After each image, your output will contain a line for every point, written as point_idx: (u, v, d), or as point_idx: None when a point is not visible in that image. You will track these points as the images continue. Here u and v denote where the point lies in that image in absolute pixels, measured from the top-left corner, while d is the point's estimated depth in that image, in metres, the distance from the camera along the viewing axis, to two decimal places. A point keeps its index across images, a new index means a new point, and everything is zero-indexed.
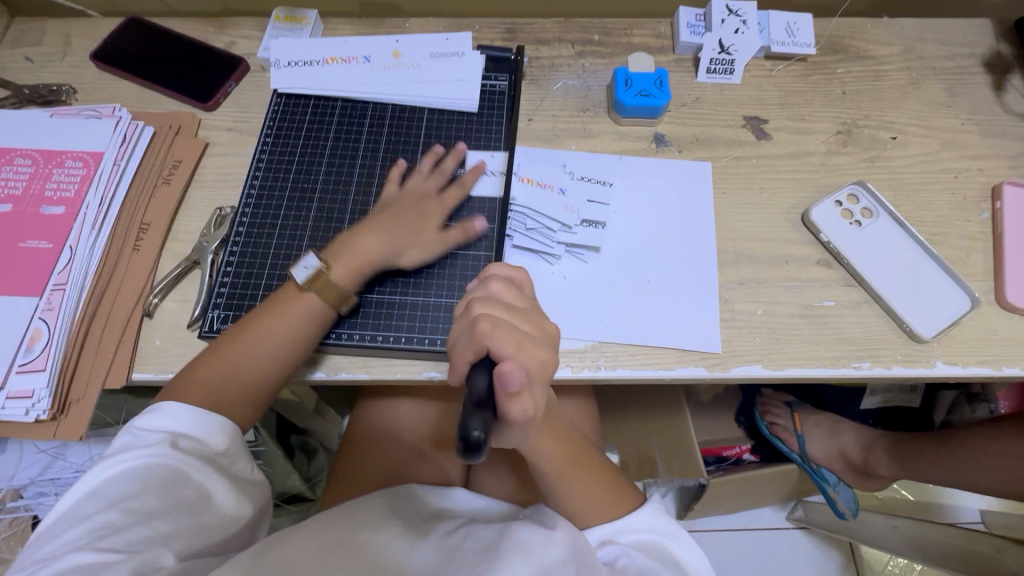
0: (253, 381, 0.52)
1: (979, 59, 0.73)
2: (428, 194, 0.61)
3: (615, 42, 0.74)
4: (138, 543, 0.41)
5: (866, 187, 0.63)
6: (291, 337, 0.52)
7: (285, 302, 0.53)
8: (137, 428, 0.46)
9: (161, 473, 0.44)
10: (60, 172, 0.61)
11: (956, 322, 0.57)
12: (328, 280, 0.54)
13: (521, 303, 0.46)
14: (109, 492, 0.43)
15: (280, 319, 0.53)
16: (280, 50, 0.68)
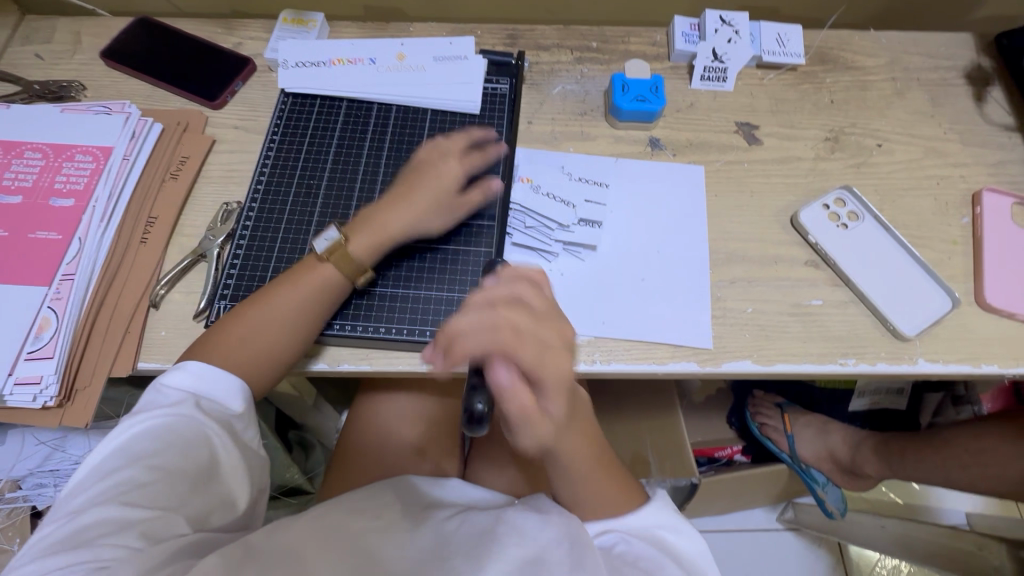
0: (272, 350, 0.53)
1: (961, 71, 0.76)
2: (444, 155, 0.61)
3: (613, 49, 0.76)
4: (156, 502, 0.44)
5: (852, 191, 0.66)
6: (310, 307, 0.54)
7: (307, 272, 0.55)
8: (161, 388, 0.49)
9: (182, 435, 0.47)
10: (70, 165, 0.63)
11: (938, 321, 0.60)
12: (345, 250, 0.55)
13: (544, 306, 0.45)
14: (135, 448, 0.46)
15: (301, 289, 0.54)
16: (289, 51, 0.70)
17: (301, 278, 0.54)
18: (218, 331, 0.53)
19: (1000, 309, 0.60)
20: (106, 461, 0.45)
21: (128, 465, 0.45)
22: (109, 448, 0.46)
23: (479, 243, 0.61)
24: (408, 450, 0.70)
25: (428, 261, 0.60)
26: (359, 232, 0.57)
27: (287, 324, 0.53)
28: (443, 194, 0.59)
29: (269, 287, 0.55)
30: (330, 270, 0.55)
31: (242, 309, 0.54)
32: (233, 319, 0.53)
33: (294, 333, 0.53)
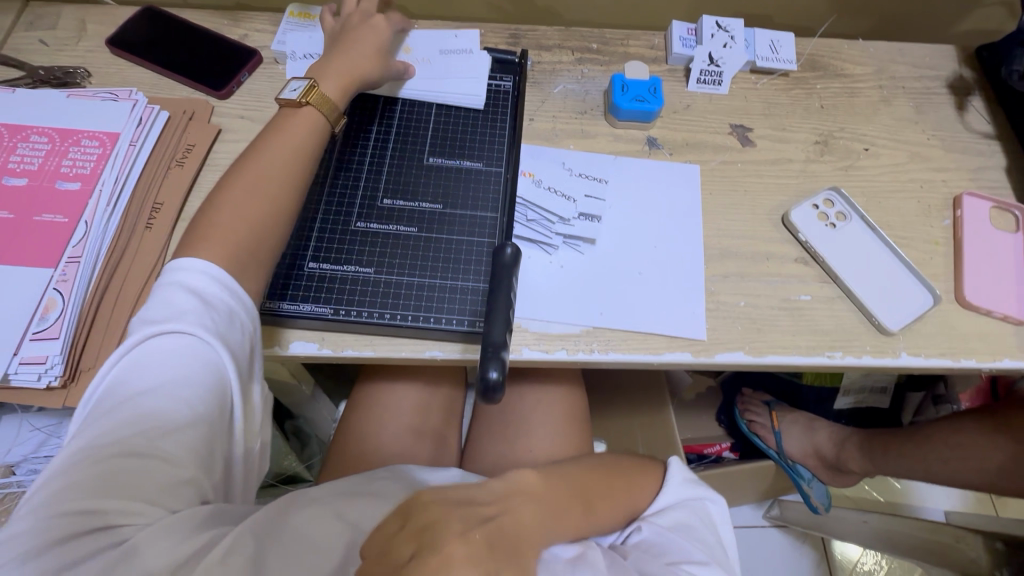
0: (272, 197, 0.53)
1: (944, 81, 0.79)
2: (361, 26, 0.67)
3: (612, 51, 0.78)
4: (165, 435, 0.41)
5: (840, 192, 0.68)
6: (301, 151, 0.56)
7: (291, 121, 0.57)
8: (164, 303, 0.45)
9: (184, 362, 0.44)
10: (76, 150, 0.63)
11: (919, 317, 0.63)
12: (319, 93, 0.59)
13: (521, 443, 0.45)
14: (146, 377, 0.43)
15: (286, 137, 0.56)
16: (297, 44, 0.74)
17: (284, 130, 0.57)
18: (207, 207, 0.52)
19: (978, 307, 0.63)
20: (114, 393, 0.43)
21: (136, 395, 0.42)
22: (116, 379, 0.44)
23: (483, 234, 0.63)
24: (406, 436, 0.71)
25: (433, 250, 0.62)
26: (326, 80, 0.61)
27: (277, 170, 0.54)
28: (380, 49, 0.65)
29: (253, 148, 0.56)
30: (311, 112, 0.59)
31: (230, 177, 0.53)
32: (223, 186, 0.53)
33: (288, 180, 0.54)
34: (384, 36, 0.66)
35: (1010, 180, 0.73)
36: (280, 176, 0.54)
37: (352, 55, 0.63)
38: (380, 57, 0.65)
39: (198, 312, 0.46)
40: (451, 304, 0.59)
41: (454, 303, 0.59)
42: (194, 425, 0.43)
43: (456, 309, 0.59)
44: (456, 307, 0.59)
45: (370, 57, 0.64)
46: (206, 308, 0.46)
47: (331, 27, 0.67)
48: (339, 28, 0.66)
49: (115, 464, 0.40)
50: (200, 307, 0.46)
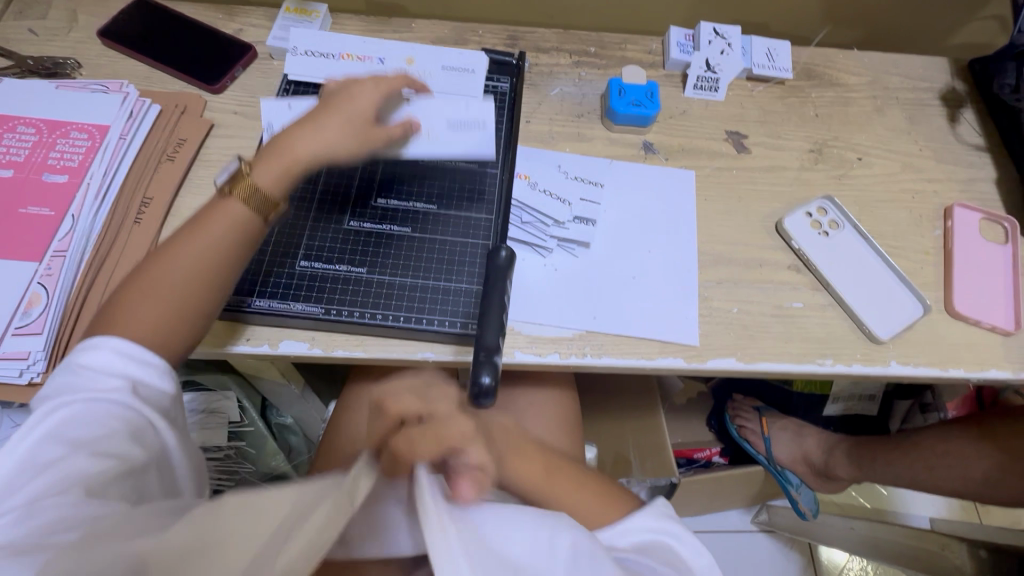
0: (174, 304, 0.48)
1: (937, 93, 0.80)
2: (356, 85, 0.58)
3: (610, 55, 0.78)
4: (105, 489, 0.39)
5: (834, 201, 0.69)
6: (215, 250, 0.50)
7: (213, 211, 0.51)
8: (84, 370, 0.44)
9: (125, 414, 0.42)
10: (64, 142, 0.62)
11: (909, 326, 0.63)
12: (249, 183, 0.51)
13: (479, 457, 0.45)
14: (71, 435, 0.40)
15: (206, 233, 0.50)
16: (270, 109, 0.64)
17: (205, 224, 0.50)
18: (113, 300, 0.48)
19: (967, 317, 0.64)
20: (31, 462, 0.39)
21: (63, 458, 0.39)
22: (32, 449, 0.39)
23: (477, 236, 0.63)
24: None
25: (426, 252, 0.61)
26: (267, 163, 0.53)
27: (184, 274, 0.48)
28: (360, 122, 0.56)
29: (174, 237, 0.50)
30: (235, 204, 0.51)
31: (142, 269, 0.49)
32: (130, 281, 0.49)
33: (194, 289, 0.49)
34: (366, 108, 0.56)
35: (999, 192, 0.74)
36: (184, 285, 0.48)
37: (316, 131, 0.54)
38: (351, 134, 0.55)
39: (131, 375, 0.44)
40: (444, 306, 0.59)
41: (446, 305, 0.59)
42: (132, 479, 0.41)
43: (448, 311, 0.58)
44: (448, 308, 0.58)
45: (336, 132, 0.55)
46: (139, 371, 0.45)
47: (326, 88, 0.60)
48: (328, 92, 0.58)
49: (56, 517, 0.36)
50: (134, 369, 0.45)
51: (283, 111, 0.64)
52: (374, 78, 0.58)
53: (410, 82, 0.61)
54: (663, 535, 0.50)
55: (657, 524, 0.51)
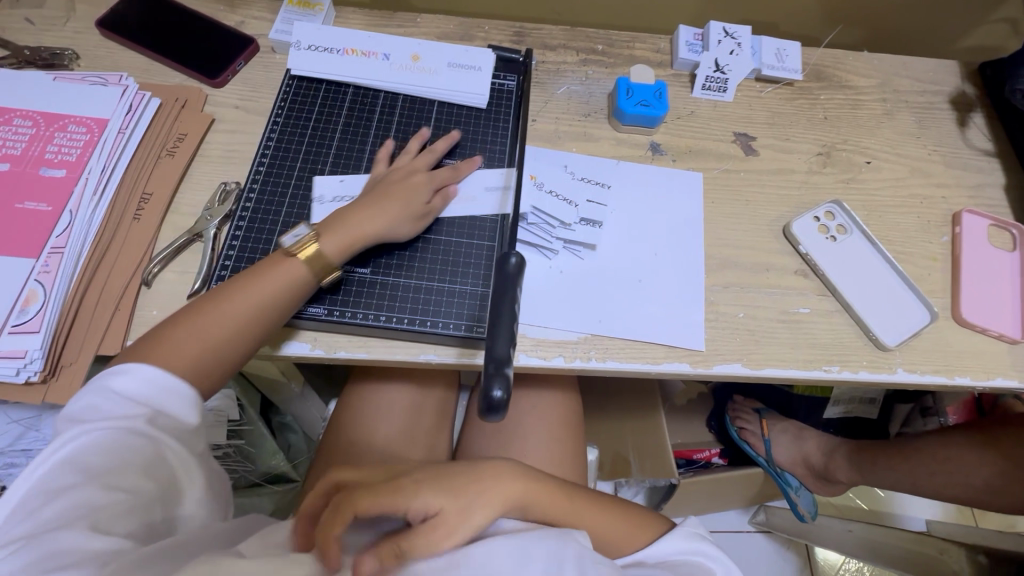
0: (216, 352, 0.51)
1: (946, 96, 0.79)
2: (410, 168, 0.62)
3: (617, 53, 0.77)
4: (112, 524, 0.41)
5: (842, 206, 0.68)
6: (264, 307, 0.52)
7: (272, 263, 0.54)
8: (110, 393, 0.46)
9: (139, 446, 0.45)
10: (62, 136, 0.61)
11: (916, 334, 0.62)
12: (313, 248, 0.55)
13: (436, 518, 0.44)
14: (87, 463, 0.43)
15: (260, 287, 0.53)
16: (322, 182, 0.63)
17: (261, 278, 0.53)
18: (163, 331, 0.51)
19: (974, 324, 0.63)
20: (50, 487, 0.41)
21: (77, 488, 0.42)
22: (53, 475, 0.42)
23: (482, 237, 0.62)
24: (399, 438, 0.70)
25: (430, 253, 0.60)
26: (330, 235, 0.56)
27: (236, 323, 0.51)
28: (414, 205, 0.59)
29: (232, 284, 0.53)
30: (295, 266, 0.54)
31: (198, 308, 0.52)
32: (189, 314, 0.52)
33: (236, 339, 0.52)
34: (420, 192, 0.60)
35: (1008, 198, 0.73)
36: (234, 336, 0.51)
37: (374, 214, 0.57)
38: (405, 222, 0.59)
39: (153, 403, 0.47)
40: (448, 308, 0.58)
41: (452, 308, 0.58)
42: (140, 512, 0.43)
43: (453, 314, 0.58)
44: (453, 310, 0.58)
45: (392, 218, 0.58)
46: (160, 402, 0.47)
47: (376, 171, 0.63)
48: (383, 177, 0.61)
49: (56, 552, 0.38)
50: (155, 397, 0.47)
51: (335, 184, 0.63)
52: (428, 172, 0.62)
53: (457, 171, 0.63)
54: (694, 557, 0.52)
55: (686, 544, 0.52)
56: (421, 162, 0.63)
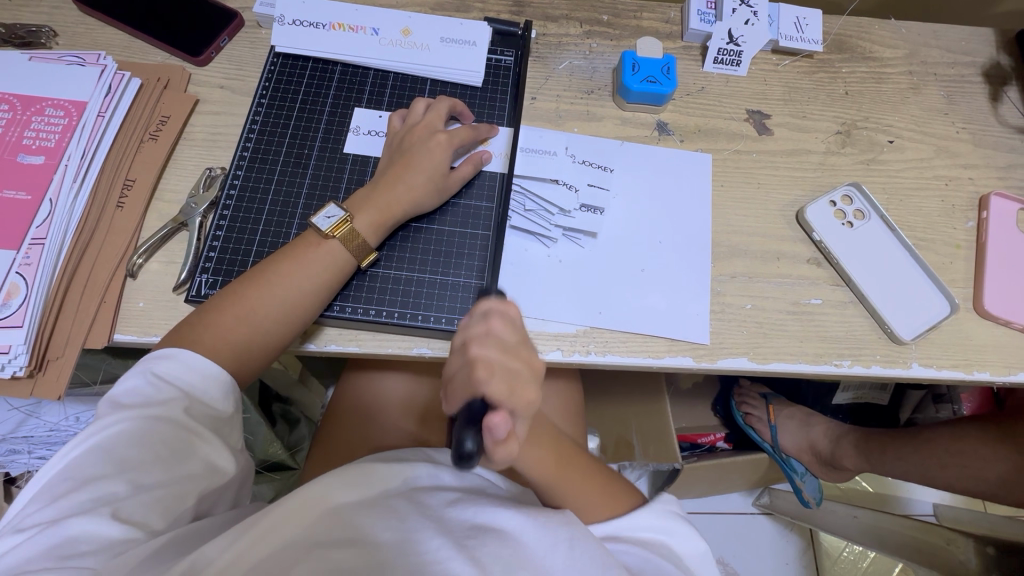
0: (263, 334, 0.51)
1: (979, 68, 0.74)
2: (431, 128, 0.59)
3: (624, 24, 0.72)
4: (138, 512, 0.41)
5: (861, 189, 0.64)
6: (308, 286, 0.52)
7: (308, 248, 0.53)
8: (152, 378, 0.46)
9: (167, 436, 0.44)
10: (40, 120, 0.58)
11: (935, 326, 0.59)
12: (349, 228, 0.54)
13: (501, 361, 0.40)
14: (117, 451, 0.43)
15: (304, 270, 0.52)
16: (362, 115, 0.63)
17: (304, 257, 0.52)
18: (205, 316, 0.50)
19: (998, 317, 0.60)
20: (82, 473, 0.41)
21: (106, 478, 0.41)
22: (84, 459, 0.42)
23: (477, 227, 0.60)
24: (394, 429, 0.68)
25: (422, 244, 0.59)
26: (362, 210, 0.55)
27: (282, 303, 0.51)
28: (438, 173, 0.57)
29: (270, 264, 0.53)
30: (333, 247, 0.53)
31: (240, 290, 0.51)
32: (231, 297, 0.51)
33: (282, 323, 0.51)
34: (443, 158, 0.58)
35: None
36: (281, 316, 0.51)
37: (400, 185, 0.56)
38: (433, 188, 0.57)
39: (190, 391, 0.47)
40: (442, 302, 0.56)
41: (448, 301, 0.56)
42: (169, 501, 0.43)
43: (447, 308, 0.56)
44: (449, 305, 0.56)
45: (420, 186, 0.56)
46: (196, 390, 0.47)
47: (392, 128, 0.61)
48: (402, 139, 0.59)
49: (78, 539, 0.38)
50: (193, 388, 0.47)
51: (375, 118, 0.63)
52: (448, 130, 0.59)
53: (478, 130, 0.61)
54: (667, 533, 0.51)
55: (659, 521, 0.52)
56: (438, 116, 0.60)
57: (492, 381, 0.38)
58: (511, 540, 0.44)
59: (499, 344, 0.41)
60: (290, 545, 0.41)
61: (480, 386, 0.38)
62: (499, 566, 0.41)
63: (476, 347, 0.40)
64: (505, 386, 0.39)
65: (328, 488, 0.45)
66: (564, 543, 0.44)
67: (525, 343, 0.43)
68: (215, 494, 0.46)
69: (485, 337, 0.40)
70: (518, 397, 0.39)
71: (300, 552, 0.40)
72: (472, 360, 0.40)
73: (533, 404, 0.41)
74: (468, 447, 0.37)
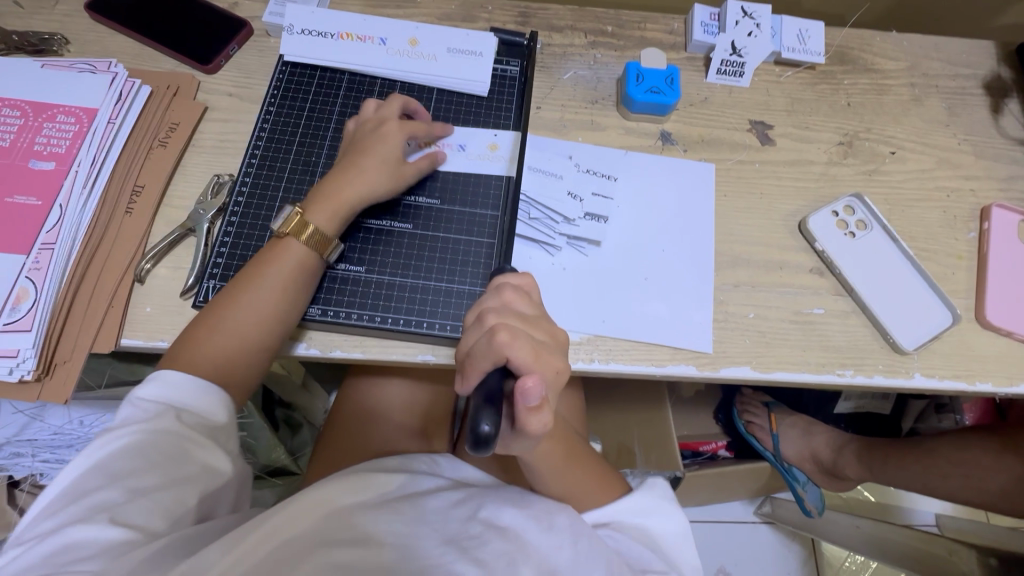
0: (246, 338, 0.51)
1: (980, 80, 0.74)
2: (380, 122, 0.59)
3: (628, 35, 0.73)
4: (139, 514, 0.41)
5: (863, 199, 0.64)
6: (279, 285, 0.52)
7: (276, 254, 0.54)
8: (138, 397, 0.47)
9: (159, 443, 0.44)
10: (50, 126, 0.59)
11: (936, 336, 0.59)
12: (300, 220, 0.54)
13: (531, 329, 0.44)
14: (110, 464, 0.43)
15: (276, 277, 0.53)
16: None
17: (274, 263, 0.53)
18: (187, 338, 0.51)
19: (1000, 328, 0.60)
20: (76, 489, 0.42)
21: (101, 489, 0.42)
22: (77, 477, 0.42)
23: (481, 235, 0.60)
24: (396, 435, 0.68)
25: (427, 251, 0.59)
26: (316, 204, 0.55)
27: (262, 312, 0.52)
28: (391, 162, 0.57)
29: (242, 278, 0.53)
30: (291, 244, 0.53)
31: (214, 307, 0.52)
32: (209, 313, 0.52)
33: (264, 330, 0.52)
34: (394, 147, 0.58)
35: None
36: (258, 324, 0.52)
37: (353, 177, 0.56)
38: (387, 175, 0.57)
39: (178, 402, 0.47)
40: (445, 309, 0.57)
41: (453, 309, 0.57)
42: (168, 503, 0.43)
43: (452, 315, 0.57)
44: (451, 312, 0.57)
45: (371, 175, 0.56)
46: (184, 400, 0.47)
47: (347, 130, 0.61)
48: (354, 136, 0.59)
49: (78, 544, 0.38)
50: (180, 397, 0.47)
51: None
52: (398, 121, 0.59)
53: (432, 126, 0.61)
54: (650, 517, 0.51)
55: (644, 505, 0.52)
56: (391, 110, 0.60)
57: (520, 349, 0.41)
58: (515, 538, 0.43)
59: (519, 319, 0.44)
60: (295, 541, 0.41)
61: (506, 353, 0.41)
62: (502, 563, 0.41)
63: (494, 316, 0.43)
64: (531, 357, 0.41)
65: (329, 493, 0.46)
66: (570, 543, 0.44)
67: (543, 319, 0.46)
68: (215, 497, 0.46)
69: (508, 325, 0.43)
70: (543, 363, 0.42)
71: (300, 551, 0.40)
72: (494, 329, 0.42)
73: (559, 372, 0.43)
74: (486, 425, 0.36)
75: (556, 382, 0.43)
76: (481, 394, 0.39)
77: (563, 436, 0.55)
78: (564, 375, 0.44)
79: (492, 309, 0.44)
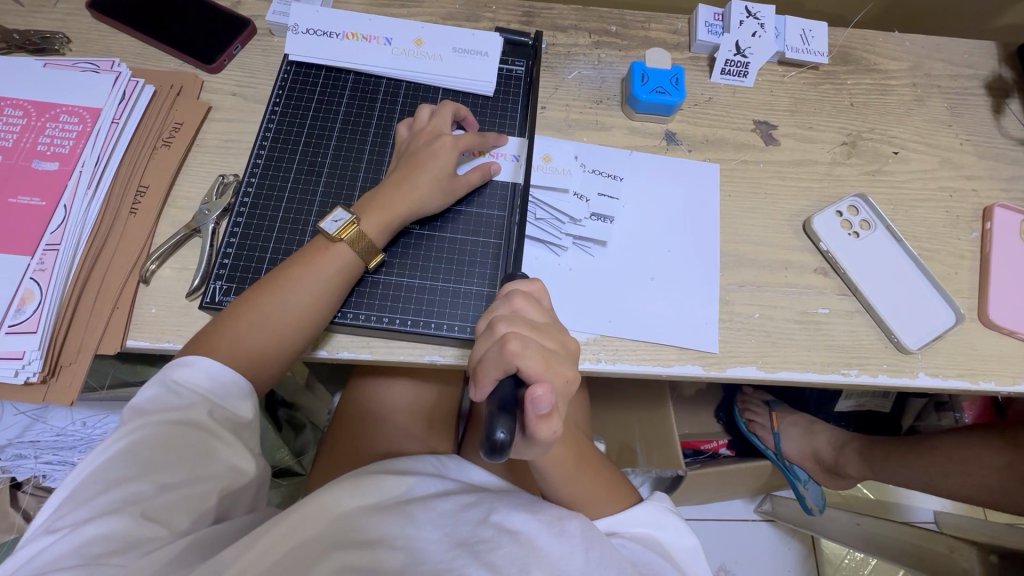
0: (280, 338, 0.51)
1: (981, 81, 0.75)
2: (436, 134, 0.59)
3: (632, 35, 0.73)
4: (164, 510, 0.42)
5: (867, 200, 0.64)
6: (319, 288, 0.52)
7: (317, 254, 0.53)
8: (174, 384, 0.46)
9: (190, 440, 0.44)
10: (54, 126, 0.59)
11: (940, 336, 0.60)
12: (356, 230, 0.54)
13: (543, 337, 0.44)
14: (141, 455, 0.43)
15: (315, 276, 0.52)
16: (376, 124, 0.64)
17: (316, 262, 0.53)
18: (220, 324, 0.50)
19: (1003, 327, 0.61)
20: (107, 476, 0.42)
21: (132, 480, 0.42)
22: (108, 464, 0.42)
23: (488, 235, 0.60)
24: (401, 436, 0.68)
25: (434, 252, 0.59)
26: (368, 213, 0.55)
27: (297, 310, 0.51)
28: (443, 177, 0.58)
29: (282, 272, 0.53)
30: (340, 251, 0.53)
31: (252, 297, 0.52)
32: (244, 304, 0.51)
33: (296, 327, 0.51)
34: (449, 161, 0.58)
35: None
36: (292, 321, 0.51)
37: (406, 188, 0.56)
38: (440, 190, 0.57)
39: (210, 395, 0.47)
40: (454, 310, 0.57)
41: (462, 310, 0.57)
42: (193, 500, 0.43)
43: (460, 316, 0.57)
44: (458, 313, 0.57)
45: (425, 188, 0.57)
46: (217, 395, 0.47)
47: (400, 137, 0.61)
48: (408, 146, 0.59)
49: (108, 537, 0.39)
50: (214, 391, 0.47)
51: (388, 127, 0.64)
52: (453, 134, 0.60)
53: (485, 138, 0.61)
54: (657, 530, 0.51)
55: (651, 517, 0.51)
56: (444, 121, 0.60)
57: (530, 358, 0.41)
58: (527, 544, 0.43)
59: (529, 327, 0.44)
60: (307, 543, 0.41)
61: (516, 363, 0.41)
62: (514, 567, 0.41)
63: (505, 324, 0.43)
64: (542, 367, 0.41)
65: (340, 495, 0.46)
66: (582, 550, 0.44)
67: (553, 327, 0.46)
68: (236, 496, 0.46)
69: (519, 333, 0.42)
70: (553, 372, 0.42)
71: (315, 556, 0.40)
72: (506, 337, 0.42)
73: (569, 381, 0.44)
74: (501, 435, 0.35)
75: (564, 390, 0.44)
76: (495, 404, 0.38)
77: (575, 443, 0.56)
78: (573, 384, 0.44)
79: (502, 316, 0.44)
